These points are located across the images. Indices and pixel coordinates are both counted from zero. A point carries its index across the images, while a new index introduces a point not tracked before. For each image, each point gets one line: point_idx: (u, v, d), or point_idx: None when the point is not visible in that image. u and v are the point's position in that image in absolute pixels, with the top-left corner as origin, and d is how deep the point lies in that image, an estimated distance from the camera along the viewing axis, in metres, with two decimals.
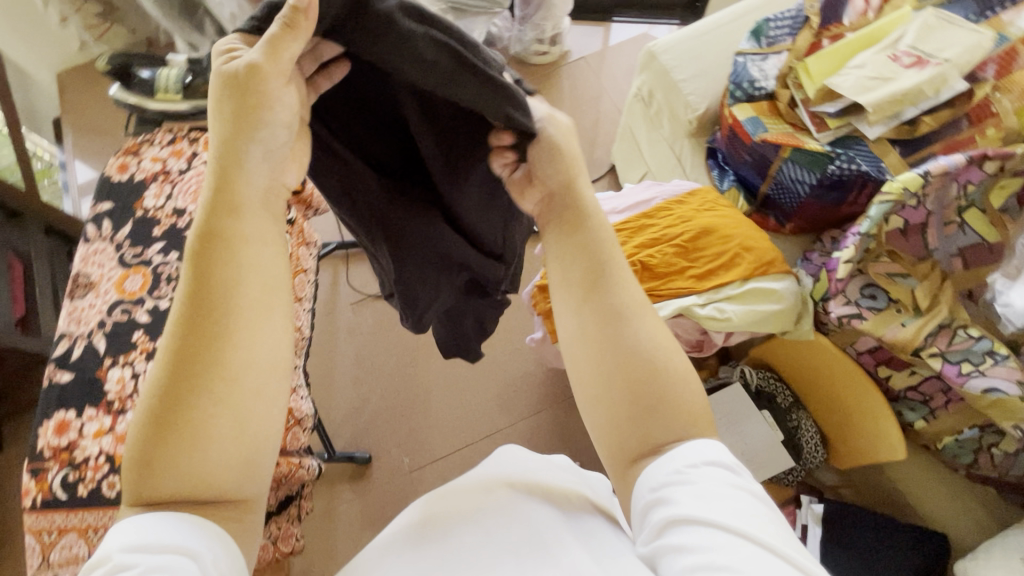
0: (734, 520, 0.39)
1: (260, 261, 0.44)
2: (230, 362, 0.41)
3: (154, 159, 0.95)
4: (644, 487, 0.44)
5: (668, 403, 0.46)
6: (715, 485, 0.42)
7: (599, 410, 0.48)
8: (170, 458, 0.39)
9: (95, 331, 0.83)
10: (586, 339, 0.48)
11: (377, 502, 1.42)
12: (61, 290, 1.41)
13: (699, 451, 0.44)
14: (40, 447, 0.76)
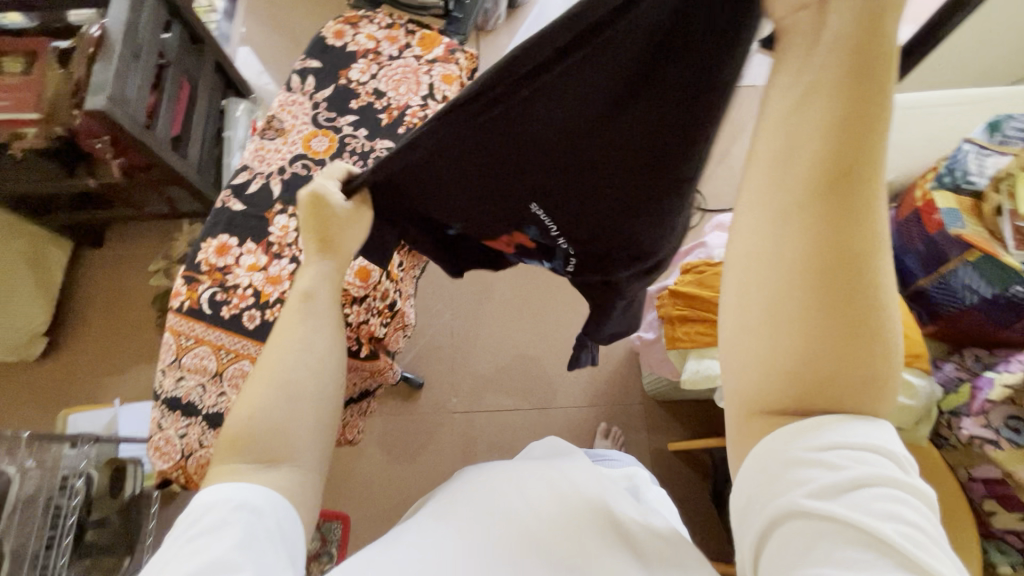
0: (880, 525, 0.36)
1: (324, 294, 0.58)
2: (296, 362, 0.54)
3: (369, 37, 0.96)
4: (775, 459, 0.41)
5: (855, 359, 0.39)
6: (863, 479, 0.38)
7: (756, 339, 0.40)
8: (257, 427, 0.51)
9: (274, 175, 0.86)
10: (773, 260, 0.39)
11: (415, 425, 1.47)
12: (208, 125, 1.47)
13: (859, 434, 0.40)
14: (199, 260, 0.81)
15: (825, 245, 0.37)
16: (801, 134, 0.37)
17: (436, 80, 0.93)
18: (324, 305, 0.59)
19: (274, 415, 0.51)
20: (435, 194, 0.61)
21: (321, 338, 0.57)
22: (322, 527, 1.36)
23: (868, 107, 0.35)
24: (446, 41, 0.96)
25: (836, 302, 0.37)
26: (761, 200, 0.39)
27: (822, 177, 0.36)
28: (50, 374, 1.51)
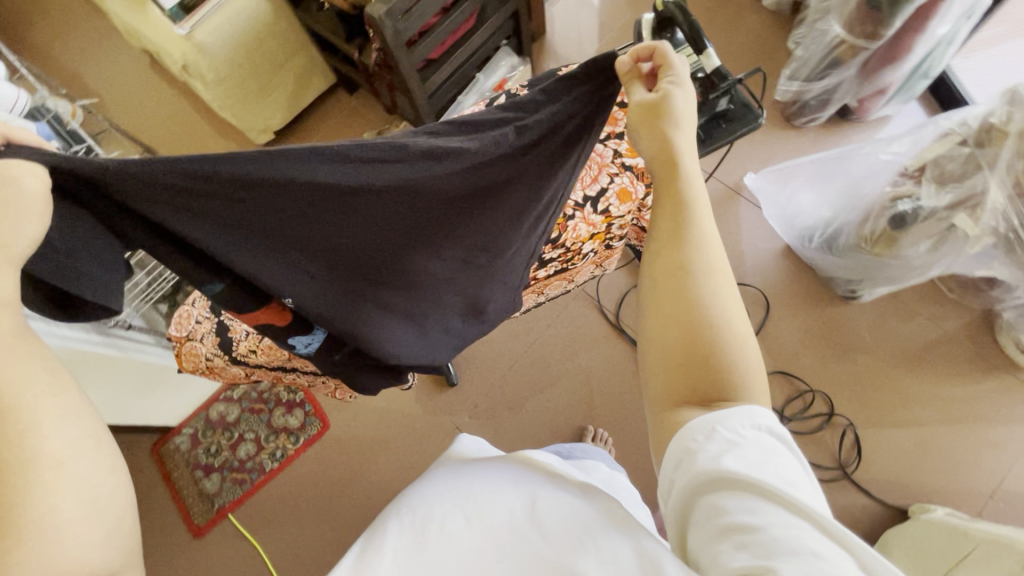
0: (767, 476, 0.46)
1: (25, 368, 0.47)
2: (34, 450, 0.45)
3: None
4: (693, 438, 0.52)
5: (711, 358, 0.56)
6: (762, 447, 0.50)
7: (653, 377, 0.60)
8: (27, 548, 0.42)
9: None
10: (650, 307, 0.63)
11: (425, 410, 1.52)
12: (470, 62, 1.53)
13: (749, 416, 0.52)
14: None
15: (673, 292, 0.60)
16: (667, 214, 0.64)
17: (609, 190, 0.82)
18: (34, 383, 0.47)
19: (50, 549, 0.43)
20: (238, 244, 0.56)
21: (61, 427, 0.47)
22: (307, 418, 1.54)
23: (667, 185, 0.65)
24: None
25: (684, 326, 0.58)
26: (651, 251, 0.64)
27: (679, 234, 0.62)
28: None
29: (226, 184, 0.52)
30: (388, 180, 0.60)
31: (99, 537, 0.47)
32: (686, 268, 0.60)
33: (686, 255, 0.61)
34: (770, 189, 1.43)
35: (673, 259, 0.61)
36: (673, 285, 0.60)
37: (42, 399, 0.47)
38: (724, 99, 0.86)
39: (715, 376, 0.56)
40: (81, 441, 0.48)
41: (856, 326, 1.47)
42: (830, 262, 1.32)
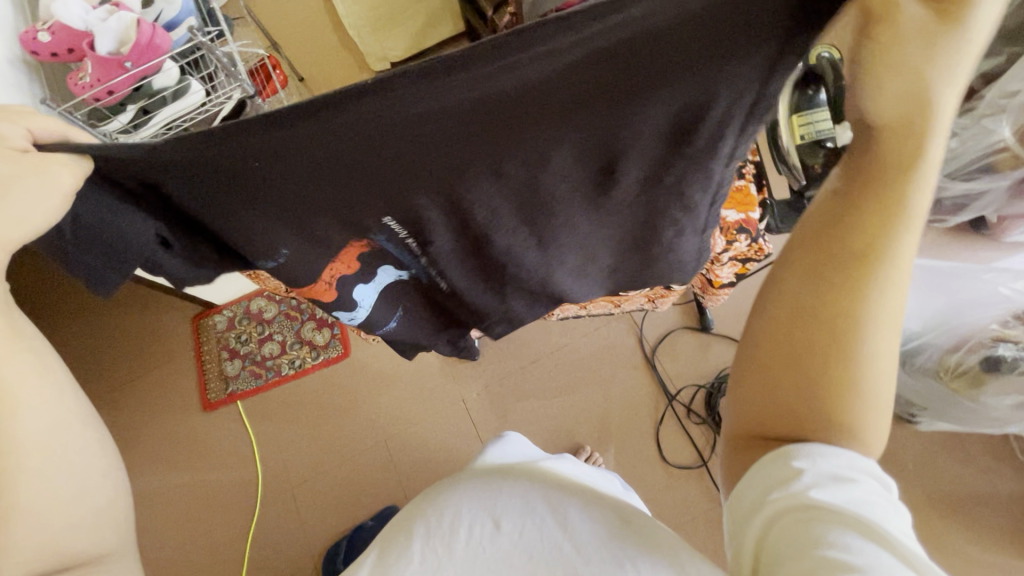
0: (857, 509, 0.44)
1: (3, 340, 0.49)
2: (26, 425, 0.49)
3: None
4: (790, 458, 0.49)
5: (840, 393, 0.49)
6: (871, 492, 0.46)
7: (762, 391, 0.53)
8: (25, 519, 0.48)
9: None
10: (789, 320, 0.51)
11: (439, 373, 1.55)
12: None
13: (856, 457, 0.48)
14: None
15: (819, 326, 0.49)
16: (861, 216, 0.47)
17: None
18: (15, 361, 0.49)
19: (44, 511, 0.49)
20: (281, 210, 0.48)
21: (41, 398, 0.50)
22: (332, 340, 1.60)
23: (879, 172, 0.46)
24: (750, 216, 0.78)
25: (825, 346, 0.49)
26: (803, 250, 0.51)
27: (849, 245, 0.48)
28: None
29: (223, 173, 0.43)
30: (395, 132, 0.42)
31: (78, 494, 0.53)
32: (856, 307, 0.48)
33: (865, 290, 0.47)
34: None
35: (847, 287, 0.48)
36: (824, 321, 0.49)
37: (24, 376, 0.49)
38: None
39: (835, 410, 0.49)
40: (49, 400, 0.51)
41: (902, 451, 1.35)
42: None
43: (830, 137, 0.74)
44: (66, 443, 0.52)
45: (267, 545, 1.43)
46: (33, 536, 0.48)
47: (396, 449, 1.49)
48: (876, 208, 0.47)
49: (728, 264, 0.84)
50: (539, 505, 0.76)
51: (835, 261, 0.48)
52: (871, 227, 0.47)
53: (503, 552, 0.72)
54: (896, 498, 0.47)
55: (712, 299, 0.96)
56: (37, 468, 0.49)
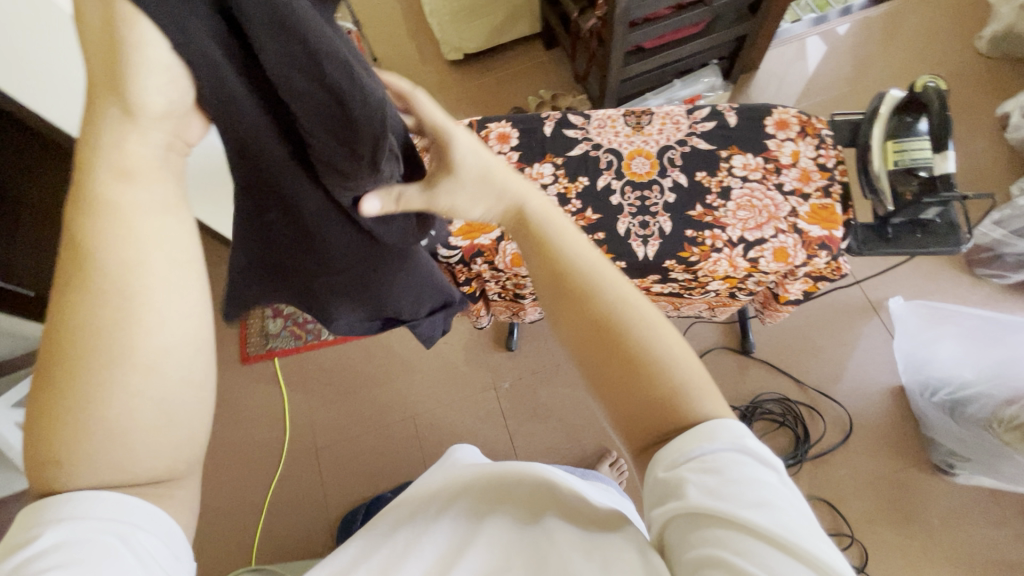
0: (734, 502, 0.39)
1: (164, 228, 0.42)
2: (137, 345, 0.40)
3: (793, 154, 0.83)
4: (663, 460, 0.43)
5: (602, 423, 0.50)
6: (732, 471, 0.41)
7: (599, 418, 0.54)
8: (87, 444, 0.39)
9: (587, 143, 0.88)
10: None
11: (474, 358, 1.57)
12: (675, 66, 1.50)
13: (725, 433, 0.43)
14: (487, 125, 0.91)
15: (594, 349, 0.48)
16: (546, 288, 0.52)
17: (768, 243, 0.79)
18: (163, 229, 0.42)
19: (114, 446, 0.40)
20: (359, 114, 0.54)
21: (172, 303, 0.42)
22: None
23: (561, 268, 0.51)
24: (834, 233, 0.78)
25: (624, 368, 0.46)
26: None
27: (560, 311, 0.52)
28: (439, 77, 1.94)
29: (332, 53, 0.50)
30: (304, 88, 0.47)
31: (163, 450, 0.43)
32: (599, 315, 0.47)
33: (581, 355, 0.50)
34: (911, 321, 1.26)
35: (582, 314, 0.48)
36: (597, 342, 0.47)
37: (155, 271, 0.41)
38: (936, 209, 0.77)
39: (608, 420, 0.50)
40: (178, 314, 0.42)
41: (933, 503, 1.32)
42: (943, 425, 1.20)
43: (926, 166, 0.75)
44: (178, 377, 0.43)
45: (285, 501, 1.46)
46: (109, 470, 0.40)
47: (422, 428, 1.51)
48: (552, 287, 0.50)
49: (800, 280, 0.83)
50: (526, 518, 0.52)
51: (562, 291, 0.49)
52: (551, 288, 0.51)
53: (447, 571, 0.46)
54: (783, 478, 0.42)
55: (772, 316, 0.95)
56: (141, 389, 0.41)
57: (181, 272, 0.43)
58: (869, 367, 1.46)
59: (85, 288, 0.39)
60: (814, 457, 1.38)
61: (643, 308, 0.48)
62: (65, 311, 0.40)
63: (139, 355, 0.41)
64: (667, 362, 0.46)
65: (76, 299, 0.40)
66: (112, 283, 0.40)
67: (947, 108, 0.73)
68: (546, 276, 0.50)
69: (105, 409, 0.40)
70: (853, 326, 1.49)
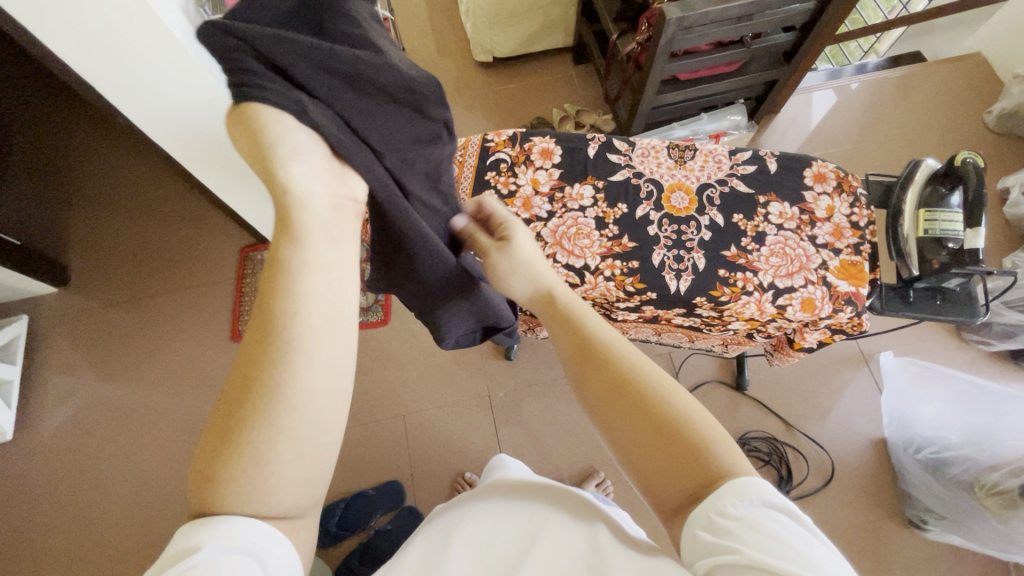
0: (777, 559, 0.38)
1: (319, 285, 0.45)
2: (290, 387, 0.41)
3: (828, 208, 0.85)
4: (701, 517, 0.43)
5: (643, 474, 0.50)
6: (769, 527, 0.40)
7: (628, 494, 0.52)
8: (230, 475, 0.39)
9: (629, 170, 0.88)
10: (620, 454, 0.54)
11: (472, 363, 1.56)
12: (704, 101, 1.52)
13: (756, 493, 0.43)
14: (531, 140, 0.91)
15: (609, 400, 0.50)
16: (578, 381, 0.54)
17: (797, 292, 0.80)
18: (318, 281, 0.45)
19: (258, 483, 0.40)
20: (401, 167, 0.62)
21: (327, 350, 0.44)
22: (374, 304, 1.61)
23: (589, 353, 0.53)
24: (860, 291, 0.80)
25: (650, 429, 0.47)
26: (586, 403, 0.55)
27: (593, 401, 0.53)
28: (465, 77, 1.94)
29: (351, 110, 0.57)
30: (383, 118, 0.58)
31: (302, 490, 0.43)
32: (614, 369, 0.51)
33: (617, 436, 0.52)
34: (901, 378, 1.30)
35: (598, 370, 0.52)
36: (615, 395, 0.50)
37: (313, 322, 0.43)
38: (959, 280, 0.79)
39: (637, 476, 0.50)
40: (327, 361, 0.44)
41: (901, 554, 1.37)
42: (924, 481, 1.24)
43: (955, 239, 0.77)
44: (311, 419, 0.42)
45: None
46: (268, 503, 0.41)
47: (412, 427, 1.49)
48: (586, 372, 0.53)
49: (819, 331, 0.85)
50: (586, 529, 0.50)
51: (586, 354, 0.53)
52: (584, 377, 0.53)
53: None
54: (822, 540, 0.41)
55: (782, 361, 0.97)
56: (291, 435, 0.41)
57: (335, 320, 0.45)
58: (854, 415, 1.50)
59: (261, 350, 0.42)
60: (794, 499, 1.41)
61: (656, 371, 0.51)
62: (249, 354, 0.42)
63: (294, 395, 0.41)
64: (690, 418, 0.47)
65: (257, 340, 0.42)
66: (281, 340, 0.42)
67: (983, 185, 0.76)
68: (569, 342, 0.56)
69: (249, 441, 0.40)
70: (843, 374, 1.54)
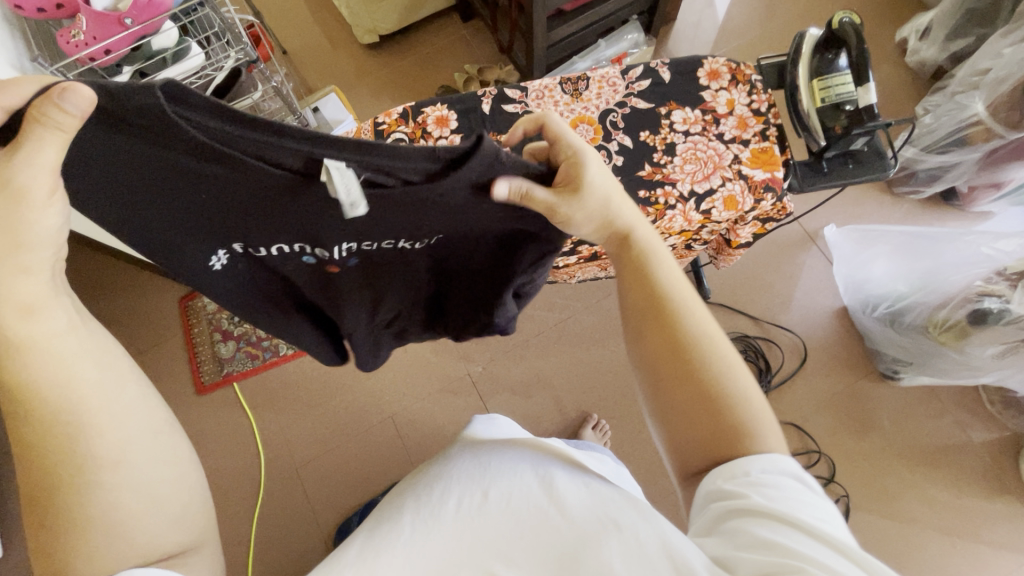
0: (787, 507, 0.50)
1: (69, 350, 0.50)
2: (98, 446, 0.50)
3: (728, 102, 0.85)
4: (734, 470, 0.54)
5: (709, 413, 0.58)
6: (789, 488, 0.52)
7: (683, 435, 0.60)
8: (75, 542, 0.48)
9: (528, 116, 0.86)
10: (683, 409, 0.60)
11: (443, 348, 1.55)
12: (598, 26, 1.49)
13: (776, 464, 0.54)
14: (423, 110, 0.87)
15: (669, 362, 0.61)
16: (652, 340, 0.63)
17: (718, 193, 0.81)
18: (68, 341, 0.50)
19: (109, 541, 0.49)
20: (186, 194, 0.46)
21: (117, 420, 0.52)
22: None
23: (659, 312, 0.63)
24: (776, 175, 0.81)
25: (706, 405, 0.59)
26: (648, 352, 0.64)
27: (667, 349, 0.62)
28: (357, 64, 1.85)
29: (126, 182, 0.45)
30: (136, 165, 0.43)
31: (170, 525, 0.54)
32: (680, 339, 0.61)
33: (688, 385, 0.60)
34: (846, 247, 1.37)
35: (666, 333, 0.62)
36: (676, 364, 0.61)
37: (90, 388, 0.51)
38: (864, 139, 0.81)
39: (688, 429, 0.60)
40: (117, 409, 0.52)
41: (884, 406, 1.45)
42: (885, 336, 1.29)
43: (851, 100, 0.79)
44: (141, 460, 0.53)
45: (273, 525, 1.41)
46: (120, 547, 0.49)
47: (403, 425, 1.48)
48: (657, 327, 0.63)
49: (750, 224, 0.86)
50: (529, 476, 0.66)
51: (654, 312, 0.63)
52: (656, 337, 0.63)
53: (478, 550, 0.57)
54: (827, 504, 0.52)
55: (727, 261, 0.99)
56: (115, 479, 0.51)
57: (107, 377, 0.52)
58: (814, 293, 1.56)
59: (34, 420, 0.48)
60: (778, 386, 1.47)
61: (724, 346, 0.62)
62: (41, 450, 0.49)
63: (102, 454, 0.50)
64: (744, 398, 0.59)
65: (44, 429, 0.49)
66: (61, 408, 0.49)
67: (864, 42, 0.77)
68: (639, 293, 0.65)
69: (82, 509, 0.49)
70: (795, 258, 1.58)
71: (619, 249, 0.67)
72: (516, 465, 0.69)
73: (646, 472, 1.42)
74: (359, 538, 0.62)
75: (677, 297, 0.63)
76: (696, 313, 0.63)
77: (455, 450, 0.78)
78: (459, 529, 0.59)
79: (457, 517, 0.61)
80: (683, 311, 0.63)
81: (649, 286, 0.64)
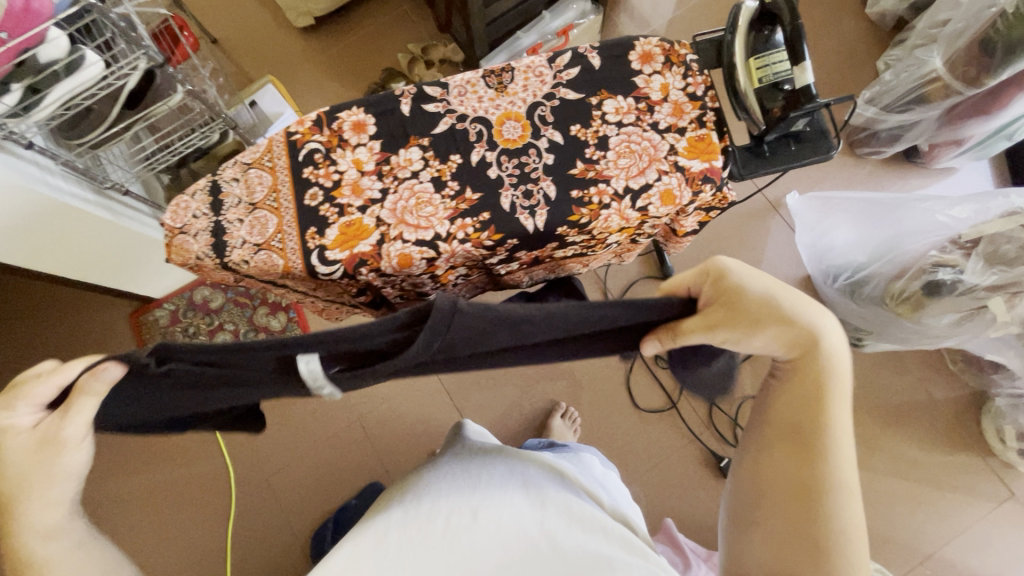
0: None
1: (73, 560, 0.59)
2: None
3: (662, 87, 0.80)
4: None
5: (811, 551, 0.59)
6: None
7: (767, 550, 0.62)
8: None
9: (451, 116, 0.80)
10: (783, 533, 0.61)
11: None
12: None
13: None
14: (338, 116, 0.81)
15: (785, 486, 0.62)
16: (788, 463, 0.62)
17: (654, 187, 0.76)
18: (70, 554, 0.59)
19: None
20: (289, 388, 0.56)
21: None
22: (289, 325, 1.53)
23: (807, 439, 0.61)
24: (714, 164, 0.77)
25: (807, 548, 0.59)
26: (775, 467, 0.63)
27: (799, 483, 0.61)
28: (293, 50, 1.73)
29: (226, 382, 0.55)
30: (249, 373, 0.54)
31: None
32: (813, 476, 0.60)
33: (800, 514, 0.60)
34: (807, 214, 1.36)
35: (802, 464, 0.61)
36: (791, 494, 0.61)
37: None
38: (804, 120, 0.77)
39: (786, 554, 0.60)
40: None
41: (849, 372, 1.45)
42: (847, 304, 1.28)
43: (788, 79, 0.74)
44: None
45: (248, 535, 1.41)
46: None
47: (371, 427, 1.47)
48: (797, 457, 0.62)
49: (692, 215, 0.82)
50: (518, 492, 0.72)
51: (792, 443, 0.62)
52: (789, 462, 0.62)
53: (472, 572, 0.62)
54: None
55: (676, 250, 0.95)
56: None
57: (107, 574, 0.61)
58: (779, 263, 1.53)
59: None
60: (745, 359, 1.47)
61: (854, 508, 0.60)
62: None
63: None
64: (853, 561, 0.58)
65: None
66: None
67: (797, 16, 0.73)
68: (793, 419, 0.62)
69: None
70: (759, 228, 1.55)
71: (798, 366, 0.61)
72: (505, 484, 0.73)
73: (617, 456, 1.42)
74: (347, 550, 0.64)
75: (828, 442, 0.60)
76: (842, 464, 0.61)
77: (443, 468, 0.78)
78: (460, 544, 0.65)
79: (459, 536, 0.65)
80: (828, 458, 0.60)
81: (794, 419, 0.62)
